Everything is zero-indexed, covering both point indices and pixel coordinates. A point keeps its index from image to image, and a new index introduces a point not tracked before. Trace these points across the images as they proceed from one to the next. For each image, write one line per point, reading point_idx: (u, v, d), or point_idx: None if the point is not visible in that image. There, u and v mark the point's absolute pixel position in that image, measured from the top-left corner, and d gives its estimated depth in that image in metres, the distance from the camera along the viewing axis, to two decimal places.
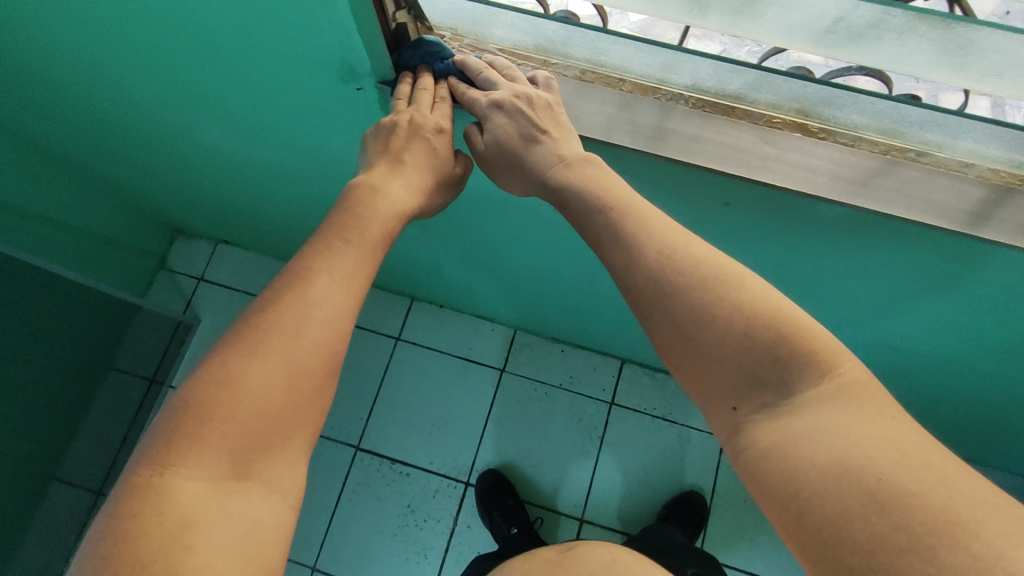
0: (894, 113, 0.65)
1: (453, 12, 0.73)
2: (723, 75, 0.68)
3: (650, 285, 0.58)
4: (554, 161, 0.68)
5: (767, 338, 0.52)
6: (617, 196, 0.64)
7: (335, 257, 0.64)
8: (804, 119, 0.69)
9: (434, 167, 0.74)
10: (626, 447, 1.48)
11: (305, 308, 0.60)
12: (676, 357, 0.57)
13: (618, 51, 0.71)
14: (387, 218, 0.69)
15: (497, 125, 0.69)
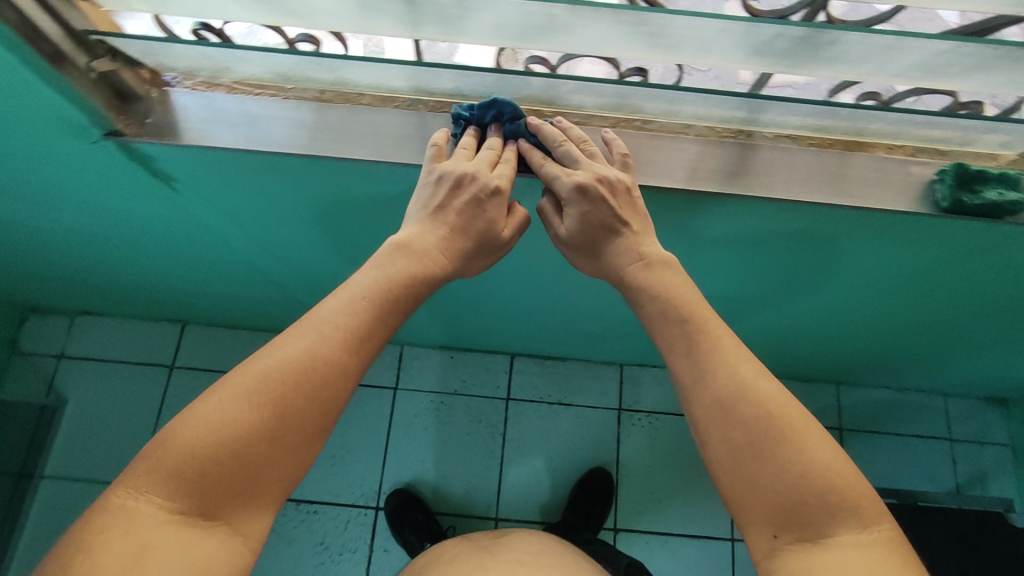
0: (819, 112, 0.57)
1: (171, 54, 0.56)
2: (589, 92, 0.58)
3: (720, 409, 0.54)
4: (635, 262, 0.60)
5: (820, 488, 0.51)
6: (684, 310, 0.57)
7: (354, 305, 0.56)
8: (728, 122, 0.61)
9: (478, 233, 0.60)
10: (528, 438, 1.54)
11: (302, 366, 0.53)
12: (719, 458, 0.54)
13: (487, 79, 0.58)
14: (404, 280, 0.57)
15: (572, 212, 0.59)
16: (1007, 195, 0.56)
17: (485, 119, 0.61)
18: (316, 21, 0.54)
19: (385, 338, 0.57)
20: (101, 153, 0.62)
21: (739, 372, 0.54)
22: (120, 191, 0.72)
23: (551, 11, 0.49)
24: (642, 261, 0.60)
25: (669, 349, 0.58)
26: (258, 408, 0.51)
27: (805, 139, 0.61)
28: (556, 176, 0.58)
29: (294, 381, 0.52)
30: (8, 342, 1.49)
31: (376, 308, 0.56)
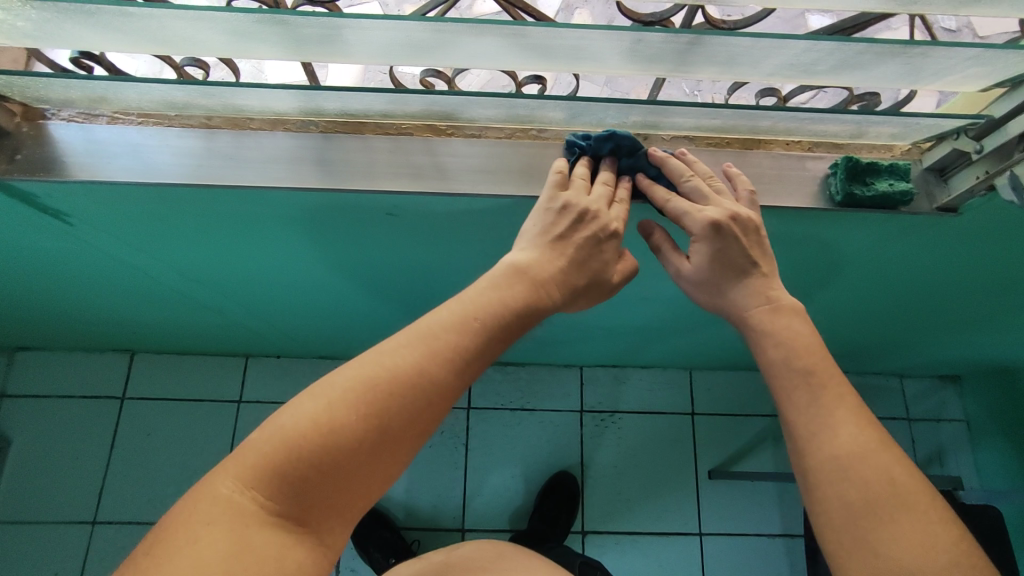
0: (709, 114, 0.57)
1: (43, 90, 0.54)
2: (480, 106, 0.57)
3: (837, 462, 0.52)
4: (762, 304, 0.58)
5: (938, 560, 0.48)
6: (800, 369, 0.56)
7: (483, 308, 0.52)
8: (630, 128, 0.61)
9: (595, 271, 0.58)
10: (491, 446, 1.53)
11: (421, 378, 0.49)
12: (826, 507, 0.52)
13: (376, 99, 0.56)
14: (521, 300, 0.54)
15: (700, 250, 0.57)
16: (897, 185, 0.56)
17: (381, 139, 0.60)
18: (190, 48, 0.52)
19: (494, 355, 0.53)
20: None
21: (861, 434, 0.53)
22: (20, 226, 0.70)
23: (422, 26, 0.48)
24: (769, 304, 0.58)
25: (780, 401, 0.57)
26: (367, 420, 0.47)
27: (702, 140, 0.61)
28: (685, 211, 0.56)
29: (411, 393, 0.48)
30: None
31: (490, 319, 0.52)
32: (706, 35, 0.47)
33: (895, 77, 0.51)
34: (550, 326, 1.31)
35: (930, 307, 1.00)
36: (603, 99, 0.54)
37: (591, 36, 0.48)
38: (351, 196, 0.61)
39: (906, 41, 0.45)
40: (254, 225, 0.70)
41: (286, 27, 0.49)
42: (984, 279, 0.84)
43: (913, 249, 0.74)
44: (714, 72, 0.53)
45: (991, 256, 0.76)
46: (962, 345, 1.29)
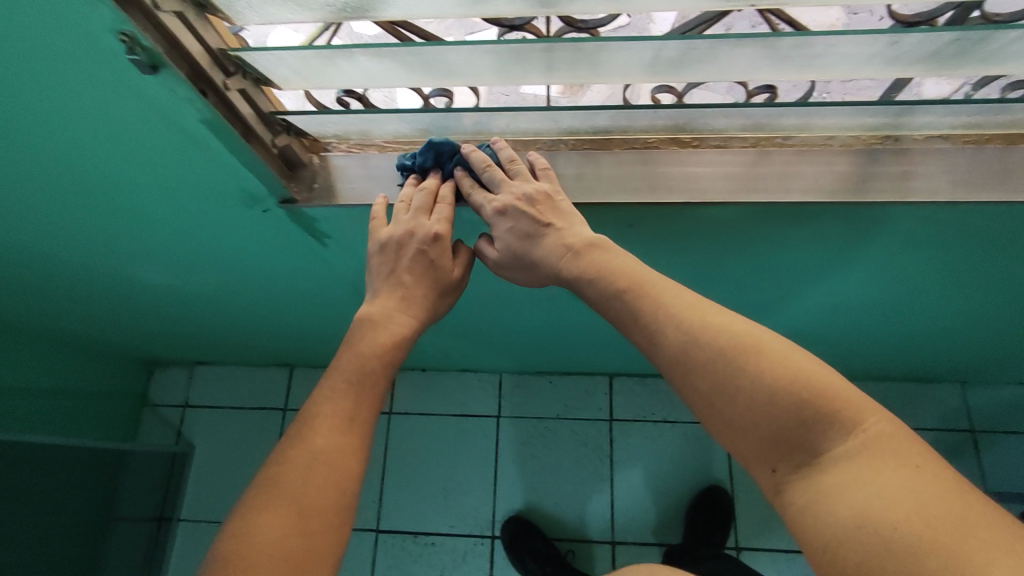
0: (983, 110, 0.54)
1: (327, 125, 0.60)
2: (729, 116, 0.58)
3: (677, 366, 0.53)
4: (561, 260, 0.60)
5: (789, 405, 0.48)
6: (621, 277, 0.57)
7: (344, 375, 0.61)
8: (877, 133, 0.59)
9: (432, 279, 0.64)
10: (637, 459, 1.52)
11: (313, 450, 0.57)
12: (699, 410, 0.53)
13: (628, 116, 0.59)
14: (383, 351, 0.62)
15: (499, 231, 0.61)
16: None
17: (626, 153, 0.63)
18: (458, 79, 0.57)
19: (381, 393, 0.63)
20: (266, 218, 0.68)
21: (687, 318, 0.54)
22: (271, 248, 0.78)
23: (708, 48, 0.50)
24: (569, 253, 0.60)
25: (623, 324, 0.57)
26: (279, 508, 0.54)
27: (960, 137, 0.59)
28: (479, 200, 0.61)
29: (311, 464, 0.56)
30: (138, 396, 1.64)
31: (361, 372, 0.61)
32: (999, 31, 0.46)
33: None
34: None
35: None
36: (867, 103, 0.53)
37: (863, 42, 0.48)
38: (597, 208, 0.63)
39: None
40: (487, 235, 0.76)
41: (576, 54, 0.52)
42: None
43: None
44: (986, 67, 0.52)
45: None
46: None
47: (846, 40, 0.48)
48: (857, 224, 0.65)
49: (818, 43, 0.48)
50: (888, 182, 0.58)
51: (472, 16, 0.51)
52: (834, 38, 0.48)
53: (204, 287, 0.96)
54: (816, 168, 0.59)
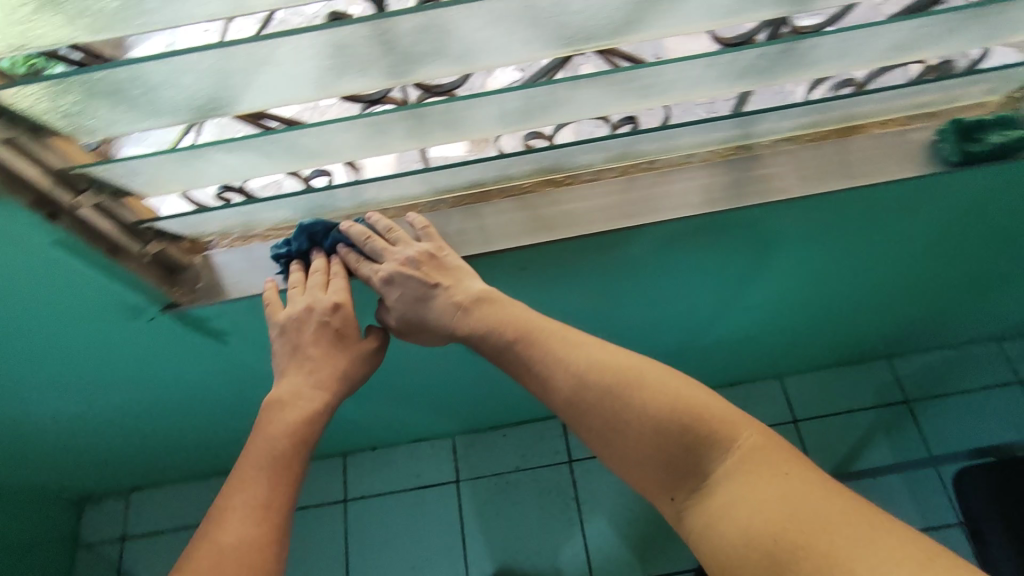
0: (817, 109, 0.60)
1: (203, 220, 0.59)
2: (593, 150, 0.61)
3: (569, 409, 0.57)
4: (457, 318, 0.61)
5: (674, 431, 0.53)
6: (502, 333, 0.59)
7: (257, 460, 0.57)
8: (730, 144, 0.64)
9: (341, 351, 0.62)
10: (604, 495, 1.44)
11: (221, 548, 0.53)
12: (602, 453, 0.57)
13: (500, 165, 0.61)
14: (293, 432, 0.58)
15: (394, 299, 0.61)
16: (1008, 134, 0.59)
17: (506, 203, 0.64)
18: (329, 157, 0.58)
19: (301, 475, 0.58)
20: (158, 327, 0.67)
21: (572, 362, 0.57)
22: (172, 355, 0.76)
23: (555, 92, 0.55)
24: (461, 310, 0.61)
25: (517, 370, 0.60)
26: None
27: (802, 137, 0.64)
28: (365, 270, 0.61)
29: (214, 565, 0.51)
30: (68, 539, 1.49)
31: (271, 456, 0.57)
32: (808, 40, 0.51)
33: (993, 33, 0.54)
34: None
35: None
36: (712, 119, 0.58)
37: (693, 65, 0.53)
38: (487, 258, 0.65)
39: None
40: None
41: (431, 120, 0.56)
42: None
43: (995, 196, 0.76)
44: (808, 72, 0.57)
45: None
46: None
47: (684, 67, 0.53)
48: (730, 228, 0.69)
49: (649, 71, 0.54)
50: (744, 186, 0.63)
51: (331, 96, 0.54)
52: (673, 66, 0.53)
53: (115, 408, 0.90)
54: (678, 186, 0.63)
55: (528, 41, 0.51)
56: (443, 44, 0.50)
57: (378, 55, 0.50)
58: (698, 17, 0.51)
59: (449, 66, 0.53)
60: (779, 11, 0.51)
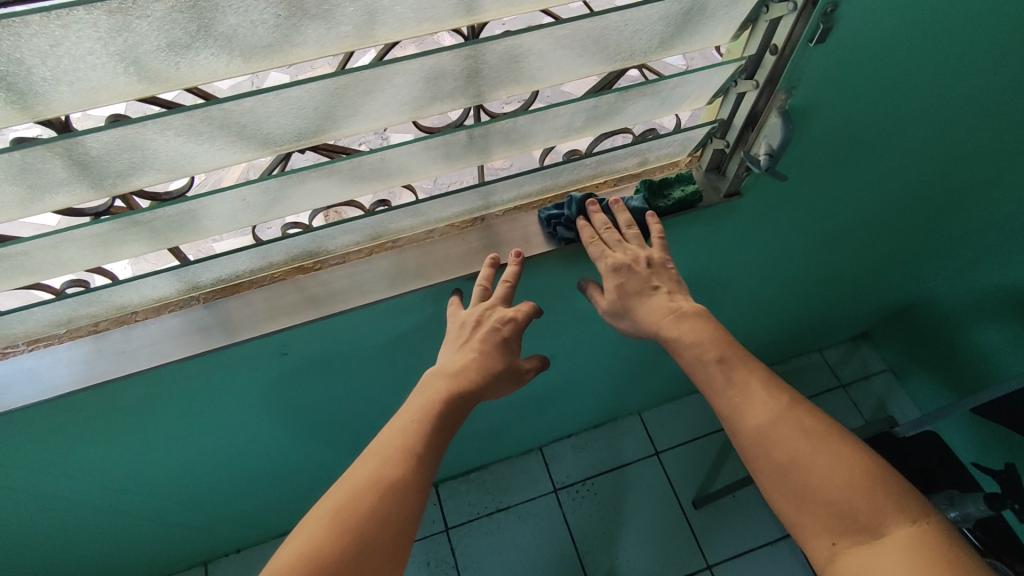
0: (530, 179, 0.67)
1: None
2: (333, 236, 0.64)
3: (754, 436, 0.55)
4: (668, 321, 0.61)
5: (859, 485, 0.51)
6: (703, 353, 0.59)
7: (422, 410, 0.56)
8: (469, 214, 0.70)
9: (504, 362, 0.61)
10: (481, 559, 1.49)
11: (377, 479, 0.51)
12: (768, 476, 0.55)
13: (238, 261, 0.63)
14: (452, 407, 0.57)
15: (609, 284, 0.64)
16: (687, 189, 0.68)
17: (258, 292, 0.67)
18: (60, 270, 0.59)
19: (451, 435, 0.57)
20: None
21: (775, 394, 0.56)
22: None
23: (282, 182, 0.57)
24: (674, 313, 0.61)
25: (703, 385, 0.59)
26: (343, 532, 0.48)
27: (529, 204, 0.71)
28: (596, 251, 0.64)
29: (362, 496, 0.50)
30: None
31: (444, 405, 0.57)
32: (495, 123, 0.57)
33: (662, 106, 0.63)
34: (491, 414, 1.36)
35: (793, 281, 1.13)
36: (430, 198, 0.63)
37: (413, 149, 0.57)
38: (243, 348, 0.66)
39: (658, 79, 0.57)
40: (210, 409, 0.73)
41: (157, 225, 0.58)
42: (803, 236, 0.93)
43: (716, 245, 0.84)
44: (511, 149, 0.63)
45: (791, 215, 0.84)
46: (847, 304, 1.42)
47: (403, 151, 0.57)
48: None
49: (360, 160, 0.56)
50: (479, 254, 0.68)
51: (42, 211, 0.53)
52: (389, 152, 0.56)
53: None
54: (420, 258, 0.68)
55: (230, 147, 0.53)
56: (143, 159, 0.51)
57: (77, 173, 0.50)
58: (389, 111, 0.56)
59: (165, 173, 0.54)
60: (460, 102, 0.58)
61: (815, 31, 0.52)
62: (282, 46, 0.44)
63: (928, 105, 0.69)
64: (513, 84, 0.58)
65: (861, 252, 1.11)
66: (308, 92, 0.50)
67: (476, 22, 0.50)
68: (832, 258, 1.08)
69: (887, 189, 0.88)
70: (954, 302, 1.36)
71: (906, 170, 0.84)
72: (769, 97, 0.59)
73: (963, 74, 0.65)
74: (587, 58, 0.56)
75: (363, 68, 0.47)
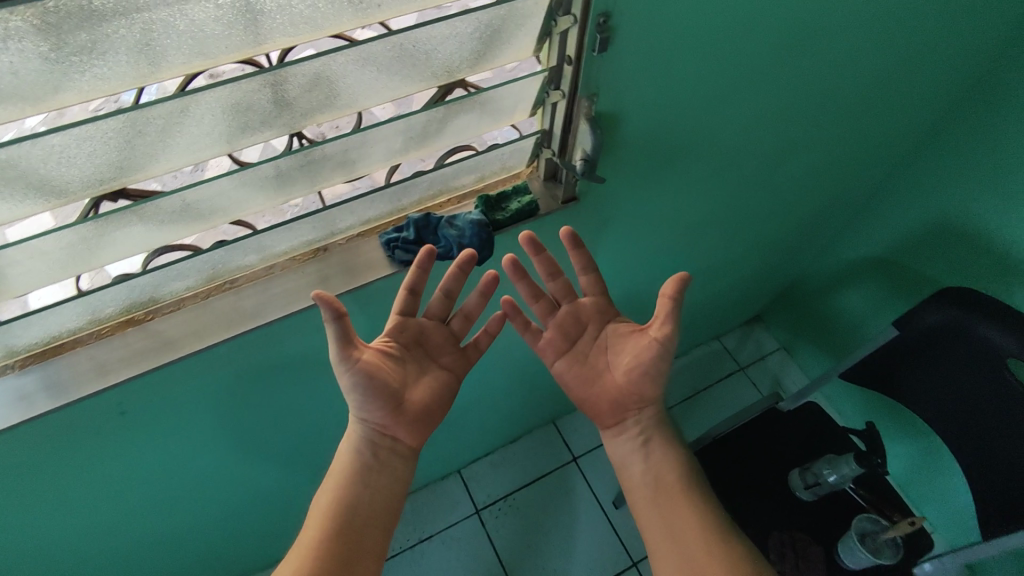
0: (365, 203, 0.66)
1: None
2: (158, 282, 0.61)
3: (678, 544, 0.64)
4: (637, 446, 0.71)
5: None
6: (667, 474, 0.69)
7: (353, 462, 0.65)
8: (309, 245, 0.68)
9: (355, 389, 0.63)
10: None
11: (321, 526, 0.61)
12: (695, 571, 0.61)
13: (50, 320, 0.58)
14: (371, 450, 0.65)
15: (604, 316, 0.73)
16: (523, 201, 0.70)
17: (83, 352, 0.62)
18: None
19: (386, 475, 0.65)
20: None
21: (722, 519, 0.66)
22: None
23: (82, 233, 0.53)
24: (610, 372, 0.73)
25: (659, 487, 0.68)
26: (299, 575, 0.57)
27: (372, 229, 0.70)
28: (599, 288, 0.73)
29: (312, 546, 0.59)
30: None
31: (369, 454, 0.65)
32: (307, 152, 0.56)
33: (483, 121, 0.64)
34: None
35: (669, 274, 1.17)
36: (256, 233, 0.60)
37: (226, 183, 0.55)
38: (68, 413, 0.61)
39: (469, 95, 0.58)
40: (47, 482, 0.67)
41: None
42: (661, 232, 0.97)
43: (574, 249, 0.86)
44: (338, 175, 0.62)
45: (642, 212, 0.88)
46: (731, 291, 1.49)
47: (214, 186, 0.55)
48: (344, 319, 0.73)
49: (165, 200, 0.54)
50: (321, 284, 0.67)
51: None
52: (197, 189, 0.54)
53: None
54: (259, 296, 0.66)
55: (9, 200, 0.49)
56: None
57: None
58: (194, 145, 0.53)
59: None
60: (274, 133, 0.56)
61: (595, 41, 0.55)
62: (42, 93, 0.42)
63: (736, 98, 0.75)
64: (326, 111, 0.56)
65: (726, 241, 1.18)
66: (86, 136, 0.47)
67: (269, 49, 0.48)
68: (701, 248, 1.14)
69: (728, 179, 0.93)
70: (824, 277, 1.47)
71: (739, 160, 0.90)
72: (575, 104, 0.62)
73: (758, 66, 0.71)
74: (393, 82, 0.56)
75: (138, 106, 0.45)
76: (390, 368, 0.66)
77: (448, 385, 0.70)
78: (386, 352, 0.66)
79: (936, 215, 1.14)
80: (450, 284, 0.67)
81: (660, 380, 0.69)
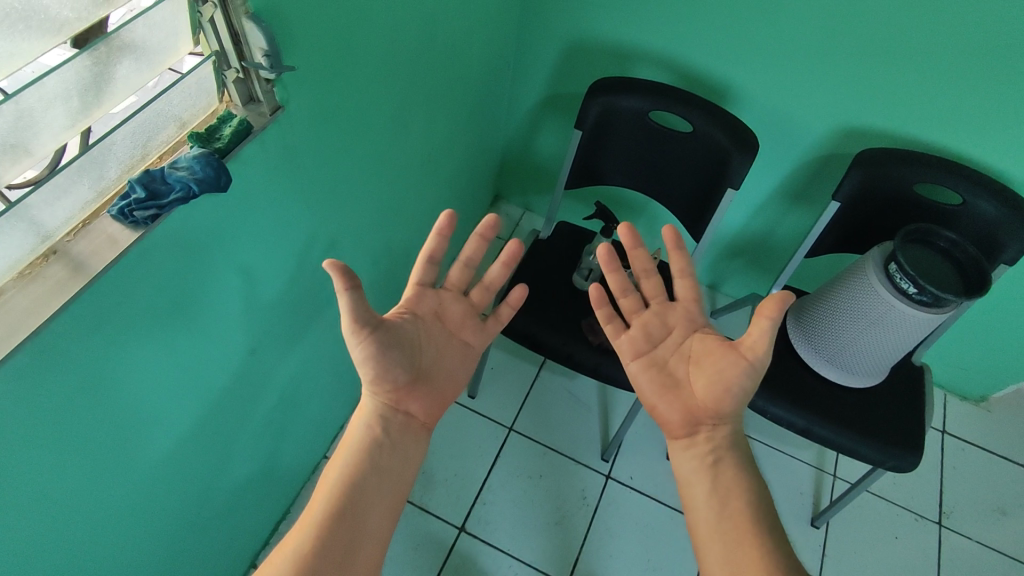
0: (73, 182, 0.61)
1: None
2: None
3: (724, 521, 0.84)
4: (704, 449, 0.90)
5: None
6: (731, 475, 0.88)
7: (372, 439, 0.85)
8: (32, 253, 0.61)
9: (383, 357, 0.84)
10: None
11: (343, 481, 0.81)
12: (723, 538, 0.83)
13: None
14: (385, 427, 0.86)
15: (688, 325, 0.97)
16: (235, 124, 0.74)
17: None
18: None
19: (397, 451, 0.86)
20: None
21: (769, 512, 0.85)
22: None
23: None
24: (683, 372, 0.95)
25: (719, 476, 0.88)
26: (325, 519, 0.78)
27: (96, 212, 0.66)
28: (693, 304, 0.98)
29: (337, 498, 0.80)
30: None
31: (381, 429, 0.86)
32: None
33: (151, 61, 0.64)
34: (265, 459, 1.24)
35: (406, 170, 1.28)
36: None
37: None
38: None
39: (117, 32, 0.58)
40: None
41: None
42: (376, 125, 1.07)
43: (308, 161, 0.91)
44: (21, 158, 0.56)
45: (348, 110, 0.96)
46: (470, 173, 1.66)
47: None
48: (113, 306, 0.69)
49: None
50: (79, 271, 0.63)
51: None
52: None
53: None
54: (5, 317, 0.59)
55: None
56: None
57: None
58: None
59: None
60: None
61: None
62: None
63: None
64: None
65: (438, 121, 1.32)
66: None
67: None
68: (417, 137, 1.25)
69: (408, 58, 1.07)
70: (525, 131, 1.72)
71: (408, 39, 1.04)
72: (229, 11, 0.66)
73: None
74: (23, 46, 0.52)
75: None
76: (405, 347, 0.87)
77: (458, 360, 0.94)
78: (400, 319, 0.88)
79: (566, 38, 1.43)
80: (469, 252, 0.92)
81: (737, 399, 0.90)
